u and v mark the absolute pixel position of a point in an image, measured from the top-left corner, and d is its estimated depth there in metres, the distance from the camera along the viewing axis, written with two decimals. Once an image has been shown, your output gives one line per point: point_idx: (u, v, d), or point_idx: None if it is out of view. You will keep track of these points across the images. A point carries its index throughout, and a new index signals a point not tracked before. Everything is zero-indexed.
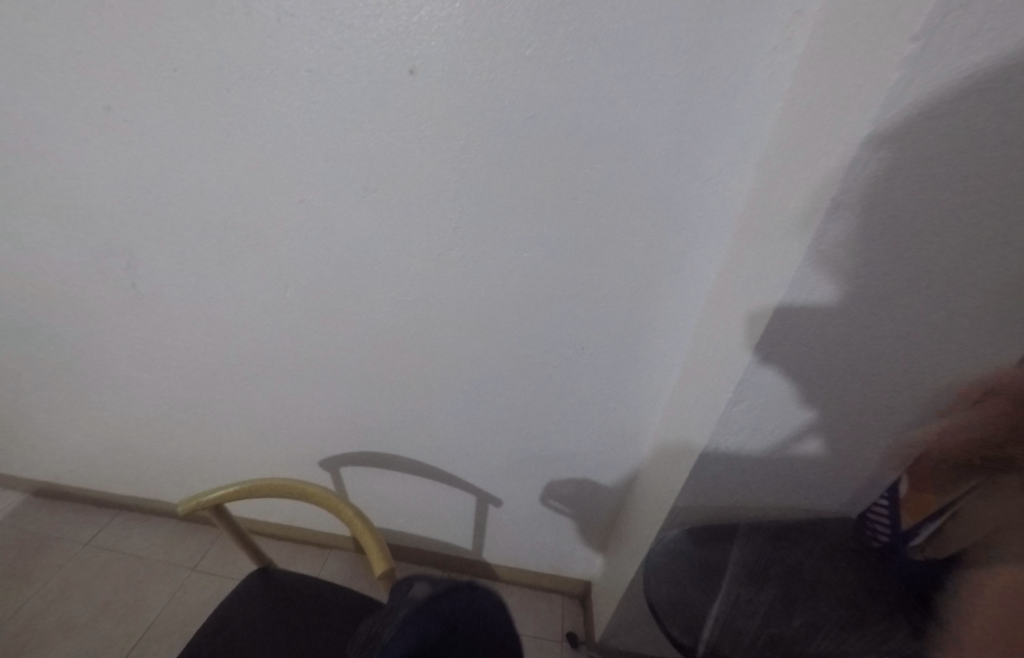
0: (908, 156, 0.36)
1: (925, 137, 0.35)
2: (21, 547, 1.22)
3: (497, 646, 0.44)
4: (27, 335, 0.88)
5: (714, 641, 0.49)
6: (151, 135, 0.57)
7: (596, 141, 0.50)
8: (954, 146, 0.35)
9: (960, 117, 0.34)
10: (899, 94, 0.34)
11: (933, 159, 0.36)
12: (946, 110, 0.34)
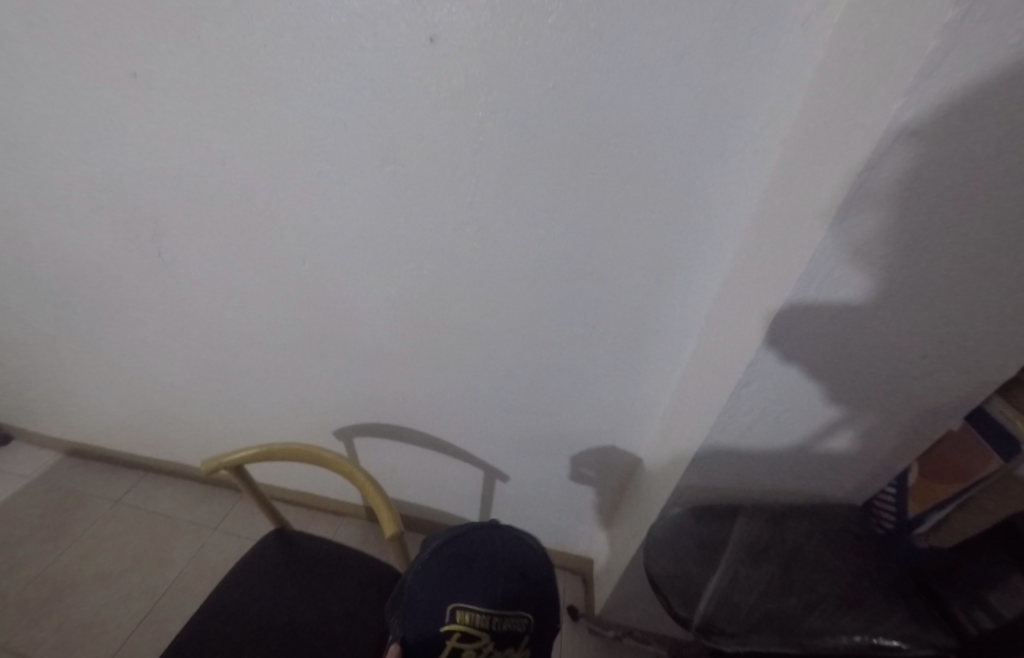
0: (940, 137, 0.35)
1: (957, 116, 0.34)
2: (56, 500, 1.30)
3: (519, 574, 0.58)
4: (59, 299, 0.92)
5: (709, 613, 0.52)
6: (176, 103, 0.58)
7: (617, 114, 0.49)
8: (987, 126, 0.34)
9: (997, 94, 0.33)
10: (935, 67, 0.33)
11: (964, 142, 0.35)
12: (982, 88, 0.33)
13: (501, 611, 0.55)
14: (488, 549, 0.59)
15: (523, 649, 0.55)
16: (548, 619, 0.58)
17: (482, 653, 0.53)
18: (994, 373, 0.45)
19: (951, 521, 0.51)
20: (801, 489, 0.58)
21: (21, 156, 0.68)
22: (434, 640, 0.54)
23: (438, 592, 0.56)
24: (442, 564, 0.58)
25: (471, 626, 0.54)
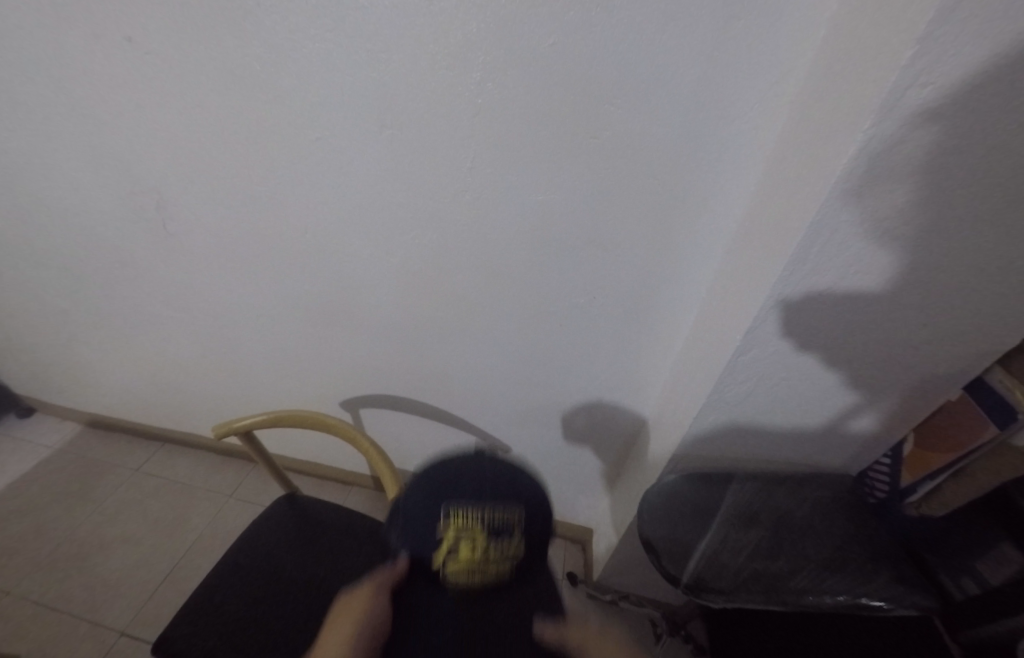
0: (943, 105, 0.35)
1: (959, 84, 0.35)
2: (78, 467, 1.35)
3: (506, 480, 0.56)
4: (70, 271, 0.93)
5: (698, 571, 0.53)
6: (172, 67, 0.57)
7: (620, 73, 0.48)
8: (992, 83, 0.34)
9: (997, 64, 0.34)
10: (948, 12, 0.33)
11: (963, 114, 0.36)
12: (987, 53, 0.33)
13: (490, 509, 0.53)
14: (473, 470, 0.57)
15: (519, 540, 0.53)
16: (546, 518, 0.56)
17: (477, 547, 0.52)
18: (991, 341, 0.46)
19: (943, 490, 0.52)
20: (797, 456, 0.59)
21: (24, 127, 0.69)
22: (429, 545, 0.54)
23: (426, 508, 0.55)
24: (426, 486, 0.56)
25: (461, 523, 0.53)
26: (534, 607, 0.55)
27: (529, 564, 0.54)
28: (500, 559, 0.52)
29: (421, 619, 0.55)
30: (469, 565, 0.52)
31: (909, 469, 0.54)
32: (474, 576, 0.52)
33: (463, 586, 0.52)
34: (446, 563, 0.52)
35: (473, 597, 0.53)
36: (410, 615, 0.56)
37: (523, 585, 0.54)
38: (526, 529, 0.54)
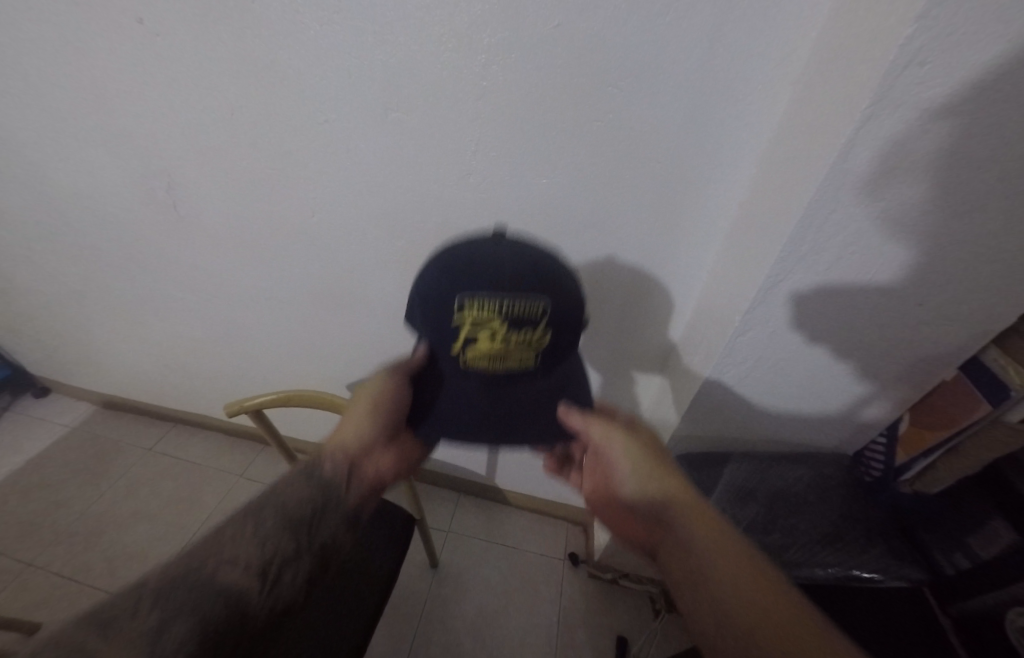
0: (941, 88, 0.35)
1: (958, 65, 0.34)
2: (94, 446, 1.39)
3: (533, 272, 0.54)
4: (84, 253, 0.95)
5: None
6: (182, 50, 0.58)
7: (623, 56, 0.48)
8: (994, 58, 0.34)
9: (999, 38, 0.33)
10: None
11: (960, 96, 0.35)
12: (988, 27, 0.33)
13: (511, 303, 0.54)
14: (492, 251, 0.54)
15: (541, 331, 0.57)
16: (572, 313, 0.57)
17: (498, 336, 0.56)
18: (987, 324, 0.46)
19: (936, 468, 0.55)
20: (794, 439, 0.61)
21: (39, 108, 0.70)
22: (452, 337, 0.58)
23: (444, 291, 0.55)
24: (443, 268, 0.55)
25: (481, 317, 0.55)
26: (562, 393, 0.63)
27: (556, 353, 0.60)
28: (520, 344, 0.57)
29: (448, 402, 0.63)
30: (492, 351, 0.57)
31: (904, 448, 0.56)
32: (496, 365, 0.59)
33: (486, 369, 0.60)
34: (469, 350, 0.58)
35: (498, 380, 0.61)
36: (438, 397, 0.63)
37: (546, 367, 0.61)
38: (552, 319, 0.56)
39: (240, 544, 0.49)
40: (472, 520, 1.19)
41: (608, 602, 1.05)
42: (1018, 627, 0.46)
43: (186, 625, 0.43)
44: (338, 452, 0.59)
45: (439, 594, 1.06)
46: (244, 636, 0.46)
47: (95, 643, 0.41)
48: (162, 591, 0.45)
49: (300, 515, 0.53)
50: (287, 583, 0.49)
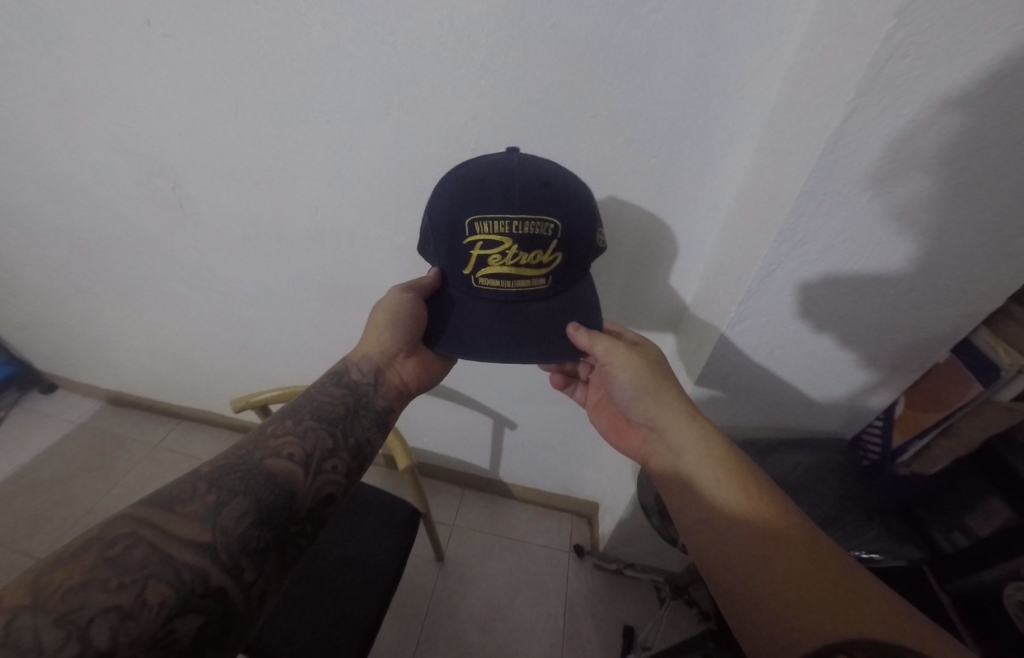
0: (922, 77, 0.37)
1: (939, 54, 0.36)
2: (100, 444, 1.40)
3: (542, 185, 0.55)
4: (91, 252, 0.97)
5: None
6: (186, 51, 0.59)
7: (618, 53, 0.49)
8: (974, 47, 0.35)
9: (977, 28, 0.35)
10: None
11: (942, 83, 0.37)
12: (966, 19, 0.34)
13: (521, 218, 0.56)
14: (503, 175, 0.55)
15: (552, 249, 0.58)
16: (581, 234, 0.58)
17: (508, 253, 0.57)
18: (978, 306, 0.47)
19: (931, 449, 0.55)
20: (793, 422, 0.63)
21: (46, 108, 0.71)
22: (463, 257, 0.59)
23: (454, 211, 0.57)
24: (454, 190, 0.56)
25: (492, 234, 0.56)
26: (572, 313, 0.62)
27: (566, 273, 0.61)
28: (530, 263, 0.58)
29: (458, 321, 0.62)
30: (502, 270, 0.59)
31: (901, 430, 0.57)
32: (506, 286, 0.60)
33: (496, 291, 0.60)
34: (480, 270, 0.59)
35: (509, 300, 0.61)
36: (448, 318, 0.62)
37: (557, 286, 0.61)
38: (562, 237, 0.57)
39: (280, 438, 0.52)
40: (475, 514, 1.20)
41: (611, 592, 1.06)
42: (1016, 600, 0.50)
43: (243, 503, 0.46)
44: (363, 361, 0.64)
45: (445, 586, 1.07)
46: (297, 518, 0.48)
47: (161, 518, 0.43)
48: (214, 475, 0.47)
49: (334, 416, 0.57)
50: (328, 473, 0.52)
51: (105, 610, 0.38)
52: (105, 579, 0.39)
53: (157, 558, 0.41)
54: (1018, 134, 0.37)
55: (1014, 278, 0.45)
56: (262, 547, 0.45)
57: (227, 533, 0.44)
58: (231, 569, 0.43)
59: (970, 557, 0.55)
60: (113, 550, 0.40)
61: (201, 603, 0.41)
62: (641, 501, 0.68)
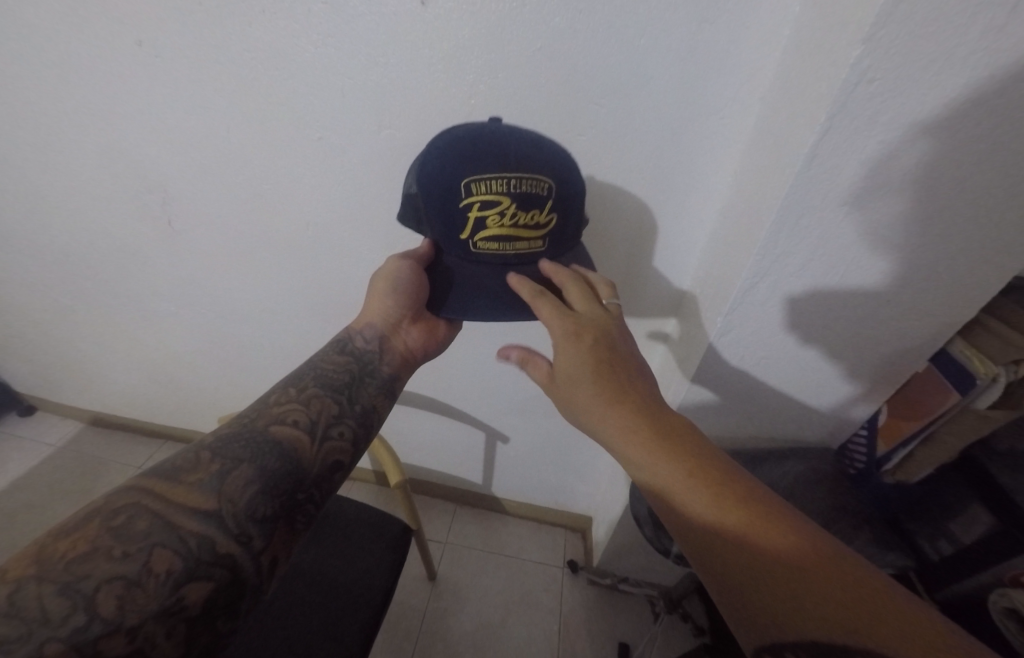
0: (889, 99, 0.38)
1: (911, 72, 0.37)
2: (80, 467, 1.36)
3: (533, 147, 0.54)
4: (77, 270, 0.96)
5: None
6: (178, 70, 0.59)
7: (605, 73, 0.51)
8: (943, 65, 0.36)
9: (945, 48, 0.36)
10: (893, 8, 0.35)
11: (912, 101, 0.38)
12: (935, 40, 0.36)
13: (517, 176, 0.54)
14: (492, 141, 0.53)
15: (547, 209, 0.57)
16: (578, 191, 0.56)
17: (505, 213, 0.57)
18: (955, 313, 0.49)
19: (914, 456, 0.58)
20: (783, 432, 0.64)
21: (34, 127, 0.71)
22: (460, 222, 0.58)
23: (444, 171, 0.54)
24: (442, 154, 0.54)
25: (487, 194, 0.55)
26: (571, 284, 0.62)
27: (560, 237, 0.60)
28: (527, 223, 0.58)
29: (462, 287, 0.60)
30: (501, 232, 0.58)
31: (887, 438, 0.58)
32: (505, 250, 0.60)
33: (495, 255, 0.60)
34: (478, 233, 0.58)
35: (508, 264, 0.61)
36: (452, 287, 0.61)
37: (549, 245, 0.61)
38: (557, 197, 0.56)
39: (283, 405, 0.51)
40: (469, 531, 1.19)
41: (606, 608, 1.05)
42: (1001, 607, 0.50)
43: (248, 470, 0.44)
44: (366, 330, 0.61)
45: (437, 606, 1.05)
46: (304, 485, 0.47)
47: (167, 489, 0.41)
48: (218, 443, 0.46)
49: (338, 384, 0.56)
50: (334, 440, 0.51)
51: (109, 579, 0.36)
52: (109, 549, 0.37)
53: (161, 527, 0.39)
54: (985, 150, 0.39)
55: (988, 288, 0.46)
56: (269, 515, 0.44)
57: (232, 501, 0.42)
58: (239, 536, 0.42)
59: (957, 563, 0.56)
60: (117, 520, 0.39)
61: (211, 571, 0.40)
62: (635, 511, 0.68)
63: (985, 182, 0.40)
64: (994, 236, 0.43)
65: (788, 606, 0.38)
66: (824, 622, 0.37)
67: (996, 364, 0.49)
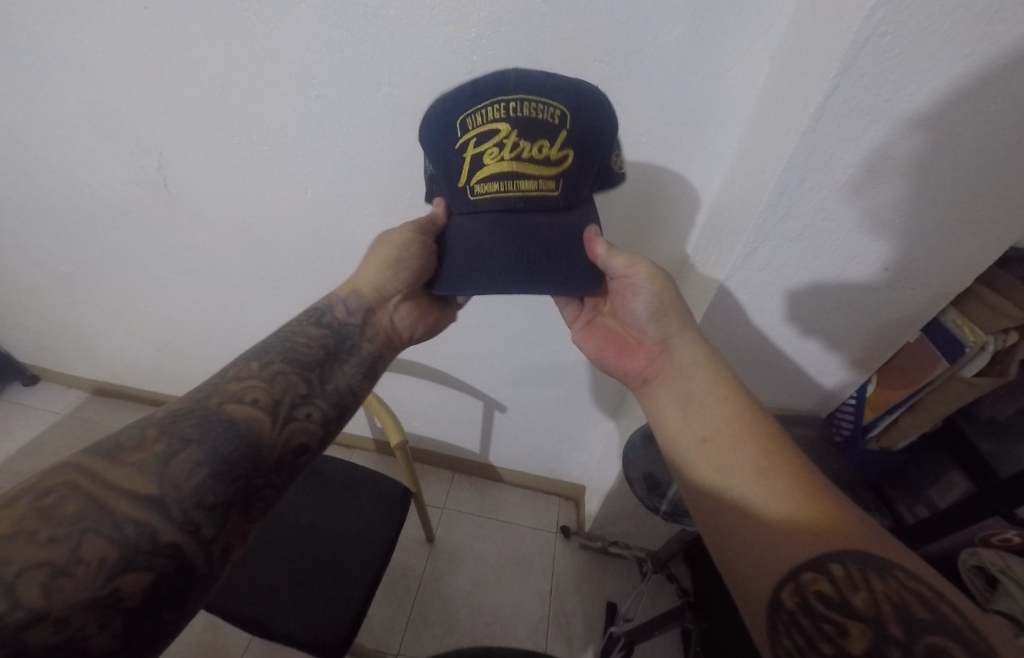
0: (899, 56, 0.37)
1: (923, 27, 0.36)
2: (85, 433, 1.39)
3: (546, 72, 0.50)
4: (74, 237, 0.95)
5: (677, 498, 0.64)
6: (168, 23, 0.57)
7: (612, 28, 0.49)
8: (956, 19, 0.35)
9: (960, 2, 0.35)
10: None
11: (923, 58, 0.37)
12: None
13: (519, 99, 0.49)
14: (495, 75, 0.49)
15: (559, 140, 0.51)
16: (593, 124, 0.51)
17: (505, 145, 0.51)
18: (951, 283, 0.49)
19: (899, 421, 0.58)
20: (774, 400, 0.65)
21: (21, 84, 0.69)
22: (457, 163, 0.54)
23: (443, 113, 0.52)
24: (445, 88, 0.52)
25: (486, 126, 0.50)
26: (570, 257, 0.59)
27: (576, 177, 0.55)
28: (534, 157, 0.52)
29: (459, 253, 0.57)
30: (500, 169, 0.52)
31: (871, 407, 0.60)
32: (508, 191, 0.53)
33: (496, 198, 0.54)
34: (477, 174, 0.53)
35: (514, 209, 0.55)
36: (448, 248, 0.58)
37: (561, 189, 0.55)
38: (572, 128, 0.51)
39: (242, 381, 0.44)
40: (466, 497, 1.22)
41: (598, 570, 1.09)
42: (970, 565, 0.53)
43: (198, 452, 0.38)
44: (351, 299, 0.59)
45: (435, 567, 1.09)
46: (262, 469, 0.41)
47: (103, 468, 0.35)
48: (167, 420, 0.39)
49: (310, 361, 0.50)
50: (300, 421, 0.45)
51: (34, 564, 0.30)
52: (34, 532, 0.31)
53: (96, 511, 0.33)
54: (990, 115, 0.38)
55: (990, 254, 0.46)
56: (221, 502, 0.37)
57: (178, 486, 0.36)
58: (185, 525, 0.35)
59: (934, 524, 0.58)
60: (47, 500, 0.33)
61: (152, 560, 0.34)
62: (626, 472, 0.67)
63: (983, 150, 0.40)
64: (999, 200, 0.43)
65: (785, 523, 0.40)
66: (815, 542, 0.38)
67: (986, 331, 0.49)
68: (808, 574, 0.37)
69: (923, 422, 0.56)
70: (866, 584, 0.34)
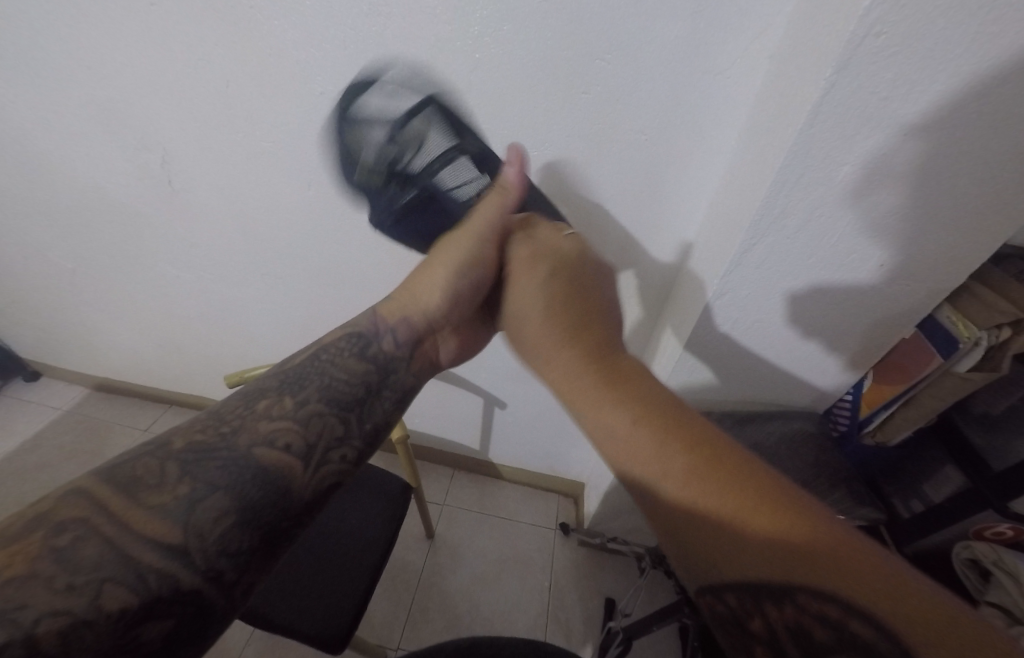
0: (893, 59, 0.38)
1: (918, 30, 0.36)
2: (87, 428, 1.40)
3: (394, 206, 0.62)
4: (77, 232, 0.95)
5: None
6: (174, 21, 0.58)
7: (612, 25, 0.49)
8: (954, 21, 0.36)
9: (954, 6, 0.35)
10: None
11: (918, 60, 0.37)
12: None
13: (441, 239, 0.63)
14: None
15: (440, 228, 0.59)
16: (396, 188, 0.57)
17: None
18: (945, 281, 0.50)
19: (894, 418, 0.59)
20: (769, 397, 0.66)
21: (26, 81, 0.69)
22: None
23: None
24: None
25: None
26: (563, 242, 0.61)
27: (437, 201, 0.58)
28: None
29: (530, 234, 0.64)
30: None
31: (868, 404, 0.61)
32: None
33: None
34: None
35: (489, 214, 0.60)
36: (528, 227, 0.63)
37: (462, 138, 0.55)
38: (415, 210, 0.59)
39: (274, 421, 0.43)
40: (465, 494, 1.22)
41: (597, 567, 1.09)
42: (964, 558, 0.55)
43: (224, 499, 0.38)
44: (399, 326, 0.54)
45: (435, 563, 1.09)
46: (290, 513, 0.41)
47: (121, 507, 0.35)
48: (186, 459, 0.38)
49: (349, 398, 0.48)
50: (333, 464, 0.44)
51: (53, 613, 0.30)
52: (51, 578, 0.31)
53: (116, 559, 0.33)
54: (986, 116, 0.39)
55: (983, 254, 0.47)
56: (245, 548, 0.38)
57: (203, 535, 0.36)
58: (207, 572, 0.36)
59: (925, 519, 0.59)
60: (62, 539, 0.33)
61: (173, 608, 0.34)
62: None
63: (979, 151, 0.41)
64: (994, 198, 0.43)
65: (723, 547, 0.35)
66: (714, 569, 0.36)
67: (978, 328, 0.50)
68: (706, 598, 0.36)
69: (918, 420, 0.57)
70: (762, 613, 0.33)
